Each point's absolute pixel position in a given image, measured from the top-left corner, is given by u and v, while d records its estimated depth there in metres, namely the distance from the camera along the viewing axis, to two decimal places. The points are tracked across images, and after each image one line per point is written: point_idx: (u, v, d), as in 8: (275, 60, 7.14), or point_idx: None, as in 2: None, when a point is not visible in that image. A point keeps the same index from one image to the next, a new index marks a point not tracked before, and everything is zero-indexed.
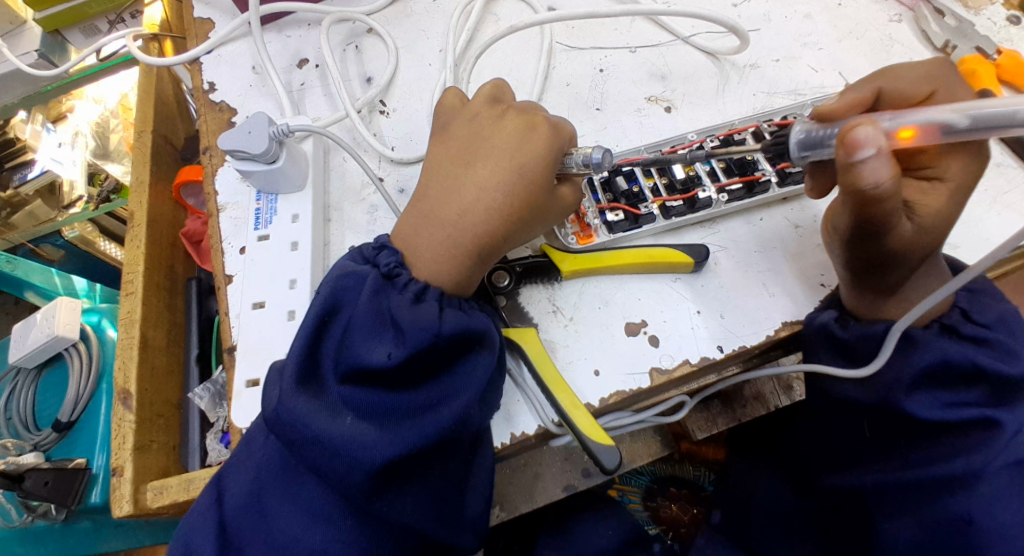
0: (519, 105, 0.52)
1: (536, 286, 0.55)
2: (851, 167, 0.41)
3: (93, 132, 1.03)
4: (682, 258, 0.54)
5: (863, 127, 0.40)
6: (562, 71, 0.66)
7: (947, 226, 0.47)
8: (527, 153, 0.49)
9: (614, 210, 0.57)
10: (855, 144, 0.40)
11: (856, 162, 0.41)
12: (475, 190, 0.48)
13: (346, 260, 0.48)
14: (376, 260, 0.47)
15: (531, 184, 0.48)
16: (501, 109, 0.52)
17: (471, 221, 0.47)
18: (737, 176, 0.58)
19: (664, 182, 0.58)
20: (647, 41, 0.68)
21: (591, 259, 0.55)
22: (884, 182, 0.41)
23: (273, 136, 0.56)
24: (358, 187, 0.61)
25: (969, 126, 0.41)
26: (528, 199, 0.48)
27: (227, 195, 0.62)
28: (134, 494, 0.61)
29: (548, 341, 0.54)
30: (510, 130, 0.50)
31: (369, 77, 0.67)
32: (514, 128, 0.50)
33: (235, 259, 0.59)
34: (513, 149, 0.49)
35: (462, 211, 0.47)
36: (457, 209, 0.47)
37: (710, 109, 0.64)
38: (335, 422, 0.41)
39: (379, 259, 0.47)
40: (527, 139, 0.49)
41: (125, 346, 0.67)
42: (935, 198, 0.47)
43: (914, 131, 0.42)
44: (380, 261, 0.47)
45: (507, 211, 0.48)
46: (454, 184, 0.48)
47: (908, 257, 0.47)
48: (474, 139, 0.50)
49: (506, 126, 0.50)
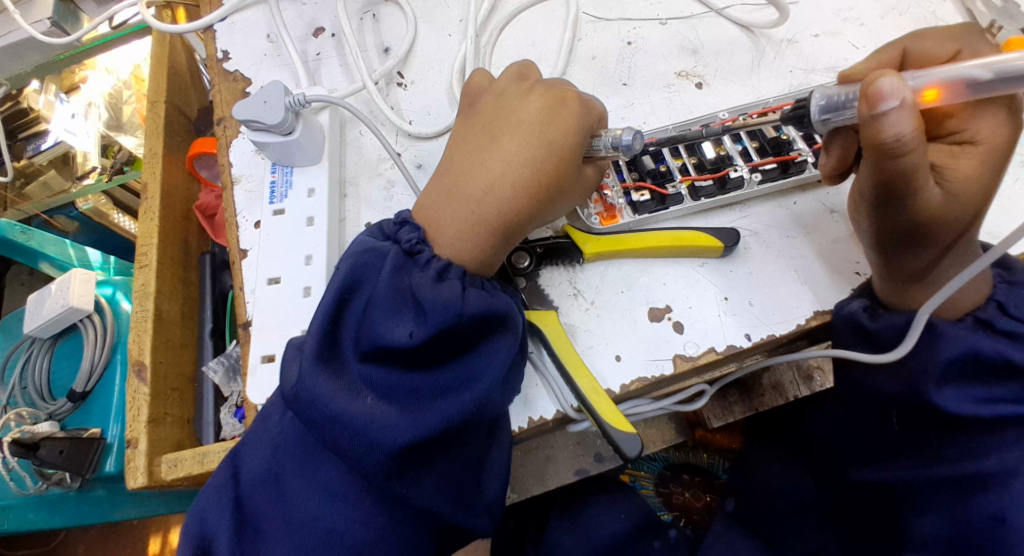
0: (545, 82, 0.50)
1: (557, 268, 0.54)
2: (872, 120, 0.39)
3: (105, 104, 1.01)
4: (711, 242, 0.52)
5: (886, 78, 0.38)
6: (588, 43, 0.64)
7: (981, 195, 0.43)
8: (556, 130, 0.47)
9: (639, 190, 0.55)
10: (877, 95, 0.38)
11: (878, 115, 0.38)
12: (501, 165, 0.46)
13: (362, 235, 0.46)
14: (397, 236, 0.46)
15: (559, 162, 0.46)
16: (527, 85, 0.50)
17: (496, 199, 0.45)
18: (771, 156, 0.55)
19: (693, 162, 0.56)
20: (678, 13, 0.65)
21: (614, 240, 0.53)
22: (907, 134, 0.39)
23: (289, 107, 0.53)
24: (375, 162, 0.60)
25: (993, 79, 0.40)
26: (551, 179, 0.46)
27: (242, 166, 0.60)
28: (149, 467, 0.60)
29: (568, 325, 0.52)
30: (535, 104, 0.48)
31: (386, 47, 0.65)
32: (538, 102, 0.48)
33: (250, 233, 0.58)
34: (541, 123, 0.47)
35: (483, 188, 0.45)
36: (481, 185, 0.46)
37: (743, 86, 0.61)
38: (355, 402, 0.40)
39: (401, 235, 0.45)
40: (556, 115, 0.47)
41: (140, 319, 0.66)
42: (966, 162, 0.43)
43: (938, 90, 0.42)
44: (401, 237, 0.45)
45: (526, 176, 0.45)
46: (482, 161, 0.47)
47: (939, 226, 0.44)
48: (503, 115, 0.48)
49: (532, 100, 0.48)
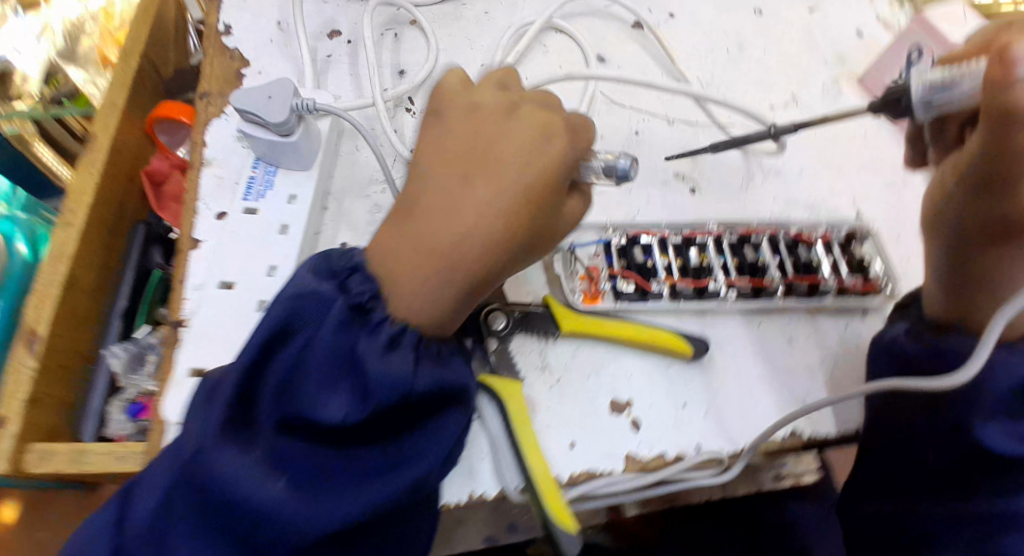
0: (534, 100, 0.45)
1: (530, 336, 0.52)
2: (1003, 89, 0.37)
3: (64, 31, 0.90)
4: (683, 347, 0.52)
5: (1021, 45, 0.36)
6: (599, 121, 0.65)
7: None
8: (541, 158, 0.41)
9: (625, 278, 0.55)
10: (1015, 61, 0.36)
11: (1014, 81, 0.36)
12: (478, 195, 0.40)
13: (300, 274, 0.41)
14: (344, 282, 0.41)
15: (540, 193, 0.41)
16: (514, 102, 0.44)
17: (467, 235, 0.39)
18: (748, 277, 0.56)
19: (678, 263, 0.56)
20: (685, 117, 0.66)
21: (593, 323, 0.52)
22: None
23: (294, 109, 0.50)
24: (365, 182, 0.57)
25: None
26: (527, 212, 0.41)
27: (217, 149, 0.56)
28: (13, 454, 0.52)
29: (529, 398, 0.51)
30: (523, 129, 0.42)
31: (401, 69, 0.63)
32: (525, 126, 0.42)
33: (210, 225, 0.52)
34: (527, 149, 0.41)
35: (451, 224, 0.39)
36: (450, 214, 0.39)
37: (730, 203, 0.63)
38: (266, 481, 0.36)
39: (349, 283, 0.40)
40: (542, 142, 0.42)
41: (46, 283, 0.58)
42: None
43: None
44: (349, 285, 0.40)
45: (497, 214, 0.40)
46: (452, 190, 0.40)
47: None
48: (486, 139, 0.42)
49: (519, 125, 0.42)
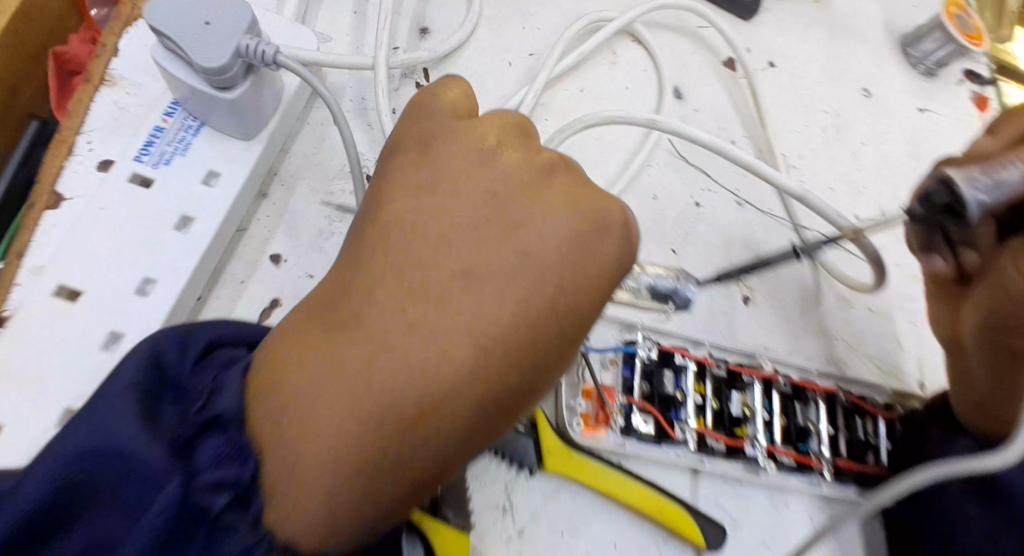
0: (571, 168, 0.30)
1: (502, 463, 0.41)
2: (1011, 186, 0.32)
3: None
4: (693, 534, 0.40)
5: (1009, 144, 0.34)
6: (655, 174, 0.50)
7: None
8: (577, 270, 0.27)
9: (644, 413, 0.42)
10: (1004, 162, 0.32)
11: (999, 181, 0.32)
12: (476, 304, 0.26)
13: (116, 394, 0.23)
14: (195, 458, 0.23)
15: (567, 318, 0.27)
16: (543, 171, 0.29)
17: (449, 364, 0.25)
18: (793, 447, 0.44)
19: (713, 406, 0.43)
20: (758, 199, 0.51)
21: (585, 470, 0.40)
22: None
23: (242, 54, 0.31)
24: (333, 173, 0.41)
25: None
26: (533, 357, 0.26)
27: (132, 67, 0.39)
28: None
29: (481, 546, 0.39)
30: (555, 218, 0.28)
31: (425, 29, 0.47)
32: (559, 218, 0.28)
33: (90, 181, 0.36)
34: (559, 251, 0.27)
35: (410, 371, 0.24)
36: (428, 331, 0.25)
37: (783, 330, 0.49)
38: None
39: (200, 458, 0.23)
40: (582, 246, 0.27)
41: None
42: None
43: None
44: (200, 464, 0.22)
45: (488, 360, 0.25)
46: (421, 320, 0.25)
47: None
48: (494, 233, 0.27)
49: (546, 212, 0.28)
